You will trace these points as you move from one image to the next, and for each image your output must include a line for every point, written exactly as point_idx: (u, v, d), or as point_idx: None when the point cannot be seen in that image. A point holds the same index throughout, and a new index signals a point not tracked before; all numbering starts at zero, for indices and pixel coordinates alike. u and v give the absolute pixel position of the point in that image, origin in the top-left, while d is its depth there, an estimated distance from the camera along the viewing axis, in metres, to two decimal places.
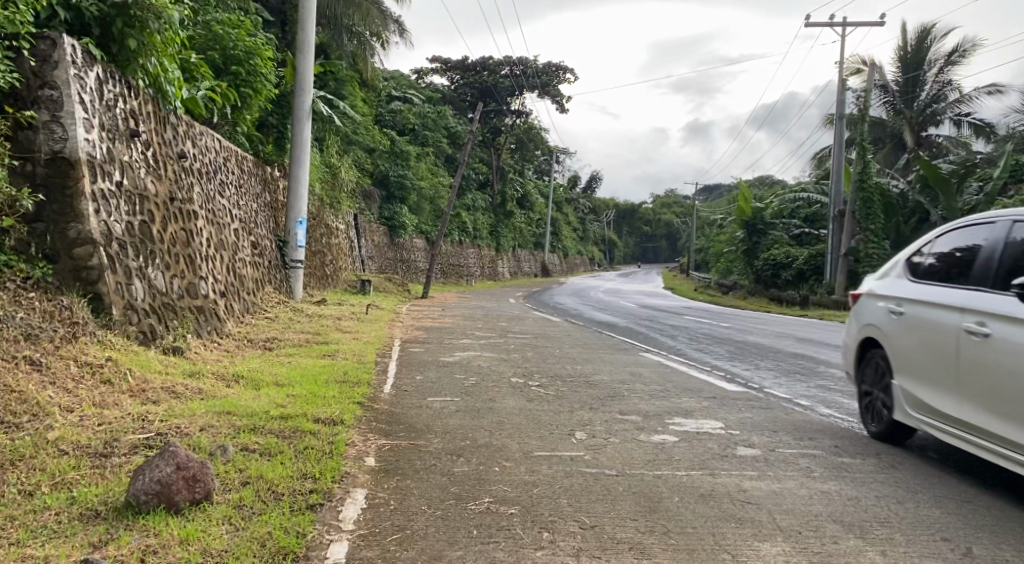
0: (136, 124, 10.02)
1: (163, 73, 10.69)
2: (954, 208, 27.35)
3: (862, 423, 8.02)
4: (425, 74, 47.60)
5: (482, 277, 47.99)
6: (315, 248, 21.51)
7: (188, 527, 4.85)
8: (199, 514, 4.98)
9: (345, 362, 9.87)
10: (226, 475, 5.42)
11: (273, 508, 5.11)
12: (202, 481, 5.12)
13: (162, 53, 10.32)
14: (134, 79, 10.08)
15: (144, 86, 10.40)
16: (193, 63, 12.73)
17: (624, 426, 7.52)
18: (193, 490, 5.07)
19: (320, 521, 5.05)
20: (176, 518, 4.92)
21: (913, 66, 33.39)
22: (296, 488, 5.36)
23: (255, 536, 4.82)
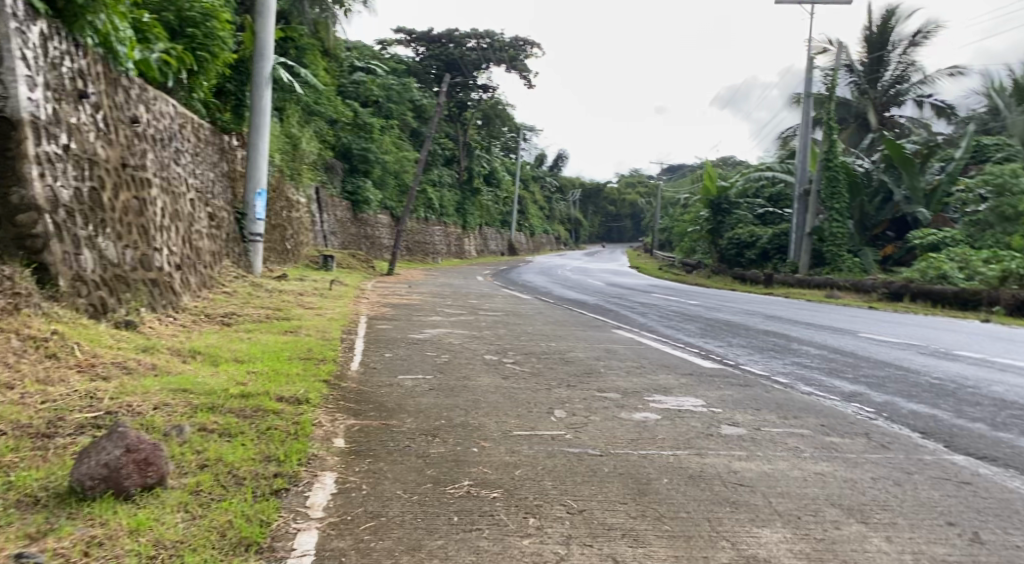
0: (85, 86, 9.47)
1: (113, 32, 10.11)
2: (917, 188, 27.49)
3: (846, 401, 7.87)
4: (389, 46, 46.88)
5: (447, 254, 47.48)
6: (276, 222, 20.91)
7: (139, 514, 4.48)
8: (151, 500, 4.60)
9: (309, 339, 9.47)
10: (182, 458, 5.04)
11: (233, 494, 4.74)
12: (155, 464, 4.74)
13: (113, 10, 9.73)
14: (83, 37, 9.51)
15: (93, 45, 9.83)
16: (145, 24, 12.18)
17: (604, 404, 7.23)
18: (145, 474, 4.69)
19: (285, 507, 4.70)
20: (126, 506, 4.54)
21: (877, 46, 33.40)
22: (259, 472, 4.98)
23: (214, 525, 4.47)
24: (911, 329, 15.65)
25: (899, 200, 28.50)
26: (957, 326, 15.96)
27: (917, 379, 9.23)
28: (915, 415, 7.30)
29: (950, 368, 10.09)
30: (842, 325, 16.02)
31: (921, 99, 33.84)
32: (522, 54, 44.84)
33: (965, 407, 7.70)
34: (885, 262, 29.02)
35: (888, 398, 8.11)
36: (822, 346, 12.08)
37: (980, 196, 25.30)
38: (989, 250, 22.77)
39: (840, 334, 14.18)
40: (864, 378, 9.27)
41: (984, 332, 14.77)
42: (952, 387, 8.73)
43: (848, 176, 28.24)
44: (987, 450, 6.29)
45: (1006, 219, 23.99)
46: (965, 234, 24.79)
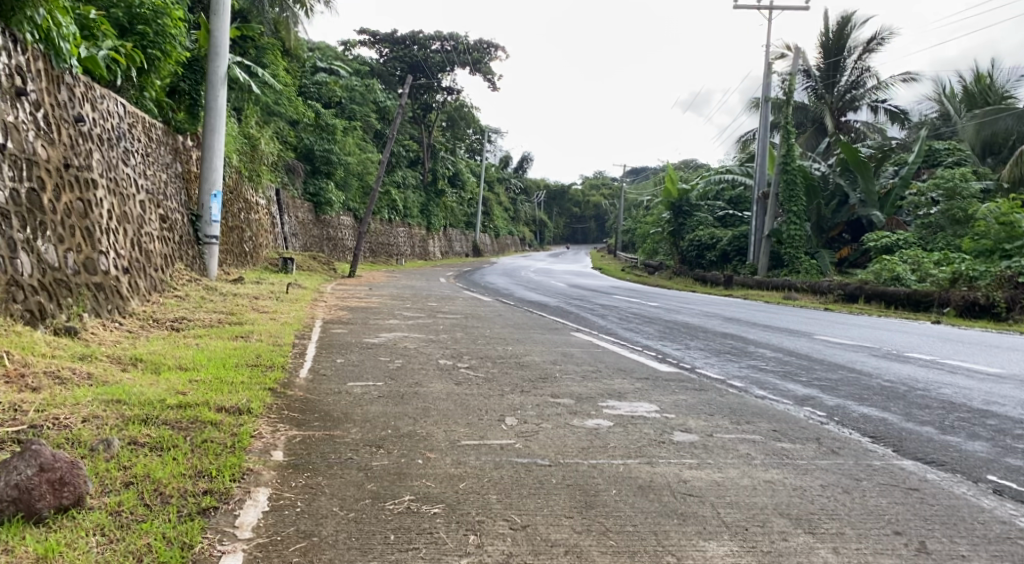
0: (24, 83, 9.19)
1: (55, 28, 9.81)
2: (872, 191, 27.75)
3: (798, 405, 7.84)
4: (352, 47, 46.49)
5: (411, 256, 47.15)
6: (232, 224, 20.55)
7: (51, 539, 4.44)
8: (67, 524, 4.56)
9: (259, 346, 9.28)
10: (105, 474, 4.97)
11: (155, 514, 4.70)
12: (71, 485, 4.69)
13: (54, 5, 9.43)
14: (21, 33, 9.22)
15: (33, 41, 9.53)
16: (92, 20, 11.89)
17: (557, 410, 7.11)
18: (60, 495, 4.65)
19: (210, 528, 4.65)
20: (38, 529, 4.50)
21: (834, 51, 33.77)
22: (186, 489, 4.92)
23: (130, 551, 4.43)
24: (866, 330, 15.77)
25: (855, 204, 28.85)
26: (909, 328, 16.13)
27: (869, 382, 9.24)
28: (866, 419, 7.28)
29: (903, 370, 10.13)
30: (798, 328, 16.10)
31: (876, 104, 34.33)
32: (487, 56, 44.73)
33: (915, 410, 7.70)
34: (840, 264, 29.49)
35: (840, 401, 8.10)
36: (778, 349, 12.08)
37: (932, 199, 25.75)
38: (942, 252, 23.13)
39: (797, 336, 14.23)
40: (817, 382, 9.25)
41: (937, 334, 14.91)
42: (903, 390, 8.74)
43: (805, 178, 28.45)
44: (935, 455, 6.26)
45: (958, 222, 24.47)
46: (919, 236, 25.21)
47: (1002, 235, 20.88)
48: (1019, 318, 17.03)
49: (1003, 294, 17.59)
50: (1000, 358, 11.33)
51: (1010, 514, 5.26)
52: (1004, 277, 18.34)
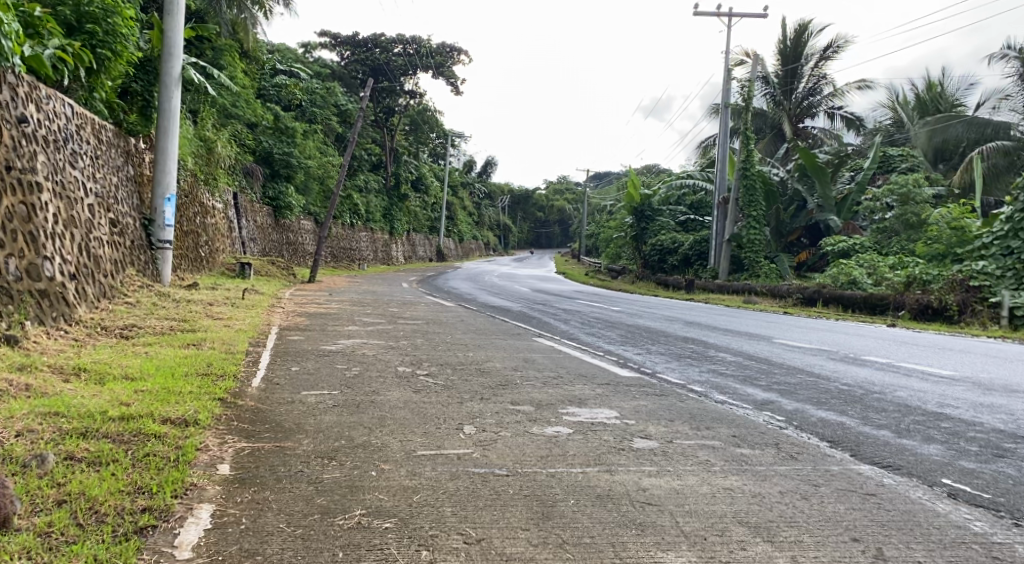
0: None
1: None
2: (829, 196, 28.03)
3: (758, 410, 7.79)
4: (313, 50, 46.08)
5: (373, 261, 46.77)
6: (187, 229, 20.19)
7: None
8: None
9: (211, 354, 9.12)
10: (37, 493, 4.79)
11: (87, 535, 4.54)
12: None
13: None
14: None
15: None
16: (36, 19, 11.60)
17: (516, 418, 6.98)
18: None
19: (147, 548, 4.52)
20: None
21: (791, 59, 34.19)
22: (124, 507, 4.76)
23: None
24: (824, 334, 15.84)
25: (812, 208, 29.07)
26: (866, 331, 16.23)
27: (826, 385, 9.23)
28: (825, 423, 7.24)
29: (859, 374, 10.14)
30: (758, 331, 16.14)
31: (832, 111, 34.72)
32: (450, 60, 44.57)
33: (872, 414, 7.68)
34: (798, 268, 29.73)
35: (799, 405, 8.07)
36: (738, 353, 12.06)
37: (887, 204, 26.12)
38: (898, 257, 23.46)
39: (757, 340, 14.24)
40: (776, 385, 9.22)
41: (893, 337, 15.00)
42: (860, 393, 8.73)
43: (764, 183, 28.61)
44: (892, 459, 6.23)
45: (912, 226, 24.83)
46: (874, 241, 25.53)
47: (953, 239, 21.26)
48: (972, 321, 17.22)
49: (955, 297, 17.66)
50: (954, 361, 11.40)
51: (966, 519, 5.23)
52: (955, 280, 18.42)
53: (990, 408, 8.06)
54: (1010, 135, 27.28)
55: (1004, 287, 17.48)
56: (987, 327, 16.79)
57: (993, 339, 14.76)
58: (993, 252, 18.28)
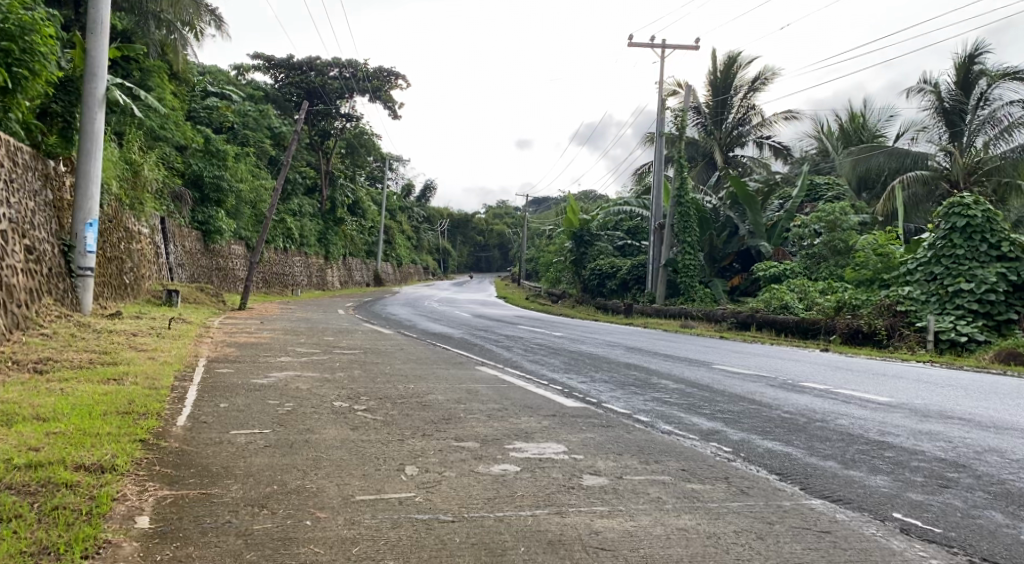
0: None
1: None
2: (759, 223, 28.47)
3: (704, 440, 7.63)
4: (245, 72, 45.33)
5: (308, 286, 45.93)
6: (111, 254, 19.42)
7: None
8: None
9: (132, 390, 8.70)
10: None
11: None
12: None
13: None
14: None
15: None
16: None
17: (460, 456, 6.68)
18: None
19: None
20: None
21: (721, 90, 34.71)
22: None
23: None
24: (761, 359, 15.88)
25: (744, 235, 29.50)
26: (801, 356, 16.34)
27: (769, 413, 9.13)
28: (772, 454, 7.10)
29: (801, 401, 10.07)
30: (697, 357, 16.09)
31: (761, 141, 35.38)
32: (386, 85, 44.23)
33: (818, 443, 7.57)
34: (732, 292, 29.98)
35: (745, 435, 7.92)
36: (680, 380, 11.91)
37: (816, 231, 26.58)
38: (827, 282, 23.86)
39: (697, 366, 14.17)
40: (721, 414, 9.09)
41: (828, 363, 15.11)
42: (803, 422, 8.64)
43: (698, 211, 28.91)
44: (842, 492, 6.09)
45: (840, 253, 25.23)
46: (804, 266, 25.88)
47: (880, 265, 21.69)
48: (902, 345, 17.46)
49: (883, 321, 17.99)
50: (891, 387, 11.43)
51: (920, 556, 5.13)
52: (883, 304, 18.63)
53: (931, 436, 8.01)
54: (926, 164, 28.01)
55: (929, 311, 17.62)
56: (914, 350, 16.95)
57: (924, 363, 14.92)
58: (918, 278, 18.39)
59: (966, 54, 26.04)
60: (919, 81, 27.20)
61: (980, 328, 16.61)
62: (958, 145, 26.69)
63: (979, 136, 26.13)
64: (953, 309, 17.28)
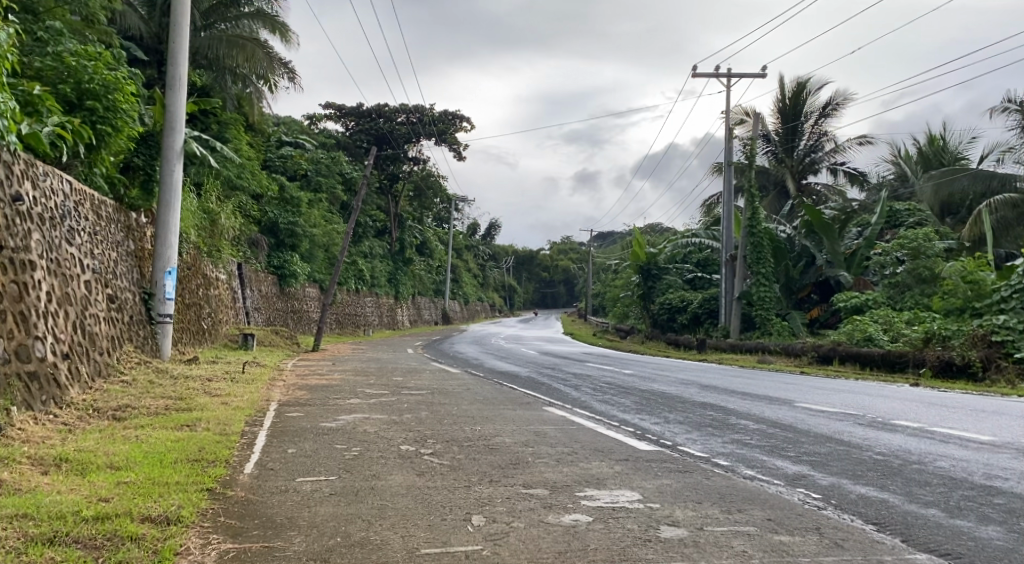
0: None
1: None
2: (837, 252, 27.74)
3: (791, 486, 7.22)
4: (317, 121, 46.37)
5: (380, 326, 46.33)
6: (190, 301, 19.81)
7: None
8: None
9: (203, 436, 8.73)
10: None
11: None
12: None
13: None
14: None
15: None
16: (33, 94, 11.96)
17: (530, 504, 6.42)
18: None
19: None
20: None
21: (791, 117, 33.99)
22: None
23: None
24: (844, 396, 15.22)
25: (822, 265, 28.75)
26: (886, 392, 15.63)
27: (859, 455, 8.64)
28: (867, 501, 6.66)
29: (891, 441, 9.53)
30: (775, 394, 15.51)
31: (835, 167, 34.54)
32: (452, 128, 44.67)
33: (916, 489, 7.09)
34: (811, 324, 29.41)
35: (835, 480, 7.47)
36: (759, 420, 11.43)
37: (898, 259, 25.73)
38: (914, 312, 23.09)
39: (776, 404, 13.63)
40: (807, 457, 8.64)
41: (916, 398, 14.40)
42: (897, 464, 8.13)
43: (771, 241, 28.24)
44: (948, 545, 5.64)
45: (924, 280, 24.32)
46: (887, 295, 25.01)
47: (970, 293, 20.84)
48: (999, 378, 16.63)
49: (979, 353, 17.19)
50: (988, 424, 10.77)
51: None
52: (977, 333, 17.96)
53: None
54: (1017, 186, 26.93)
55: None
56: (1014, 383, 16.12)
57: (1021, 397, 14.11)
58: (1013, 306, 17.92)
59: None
60: (1004, 100, 26.31)
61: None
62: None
63: None
64: None
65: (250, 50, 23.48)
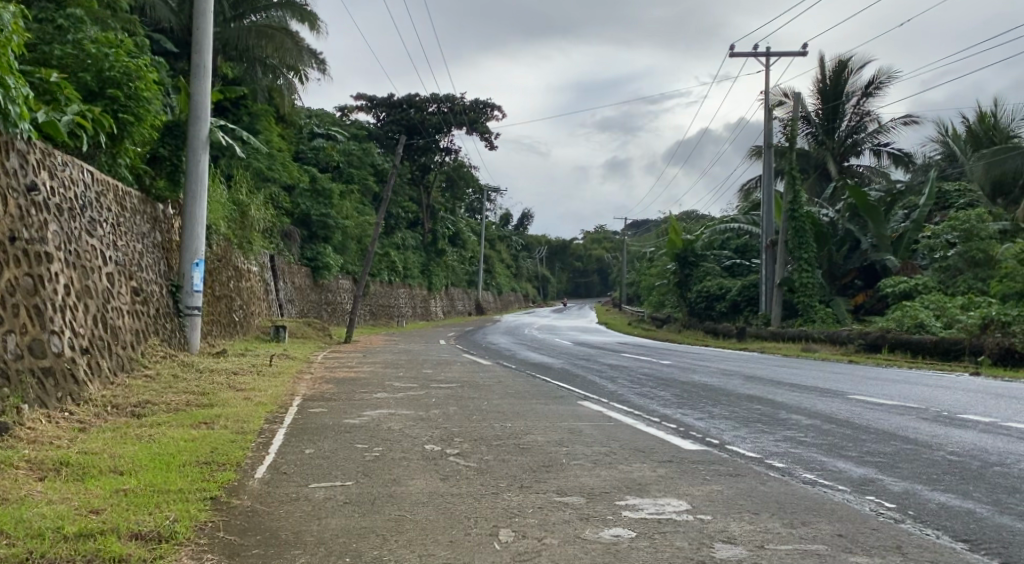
0: None
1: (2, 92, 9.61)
2: (884, 235, 26.69)
3: (858, 494, 6.61)
4: (348, 112, 45.92)
5: (414, 317, 45.88)
6: (219, 293, 19.34)
7: None
8: None
9: (219, 436, 8.12)
10: None
11: None
12: None
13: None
14: None
15: None
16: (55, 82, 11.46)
17: (565, 516, 5.72)
18: None
19: None
20: None
21: (832, 97, 32.78)
22: None
23: None
24: (898, 386, 14.37)
25: (867, 248, 27.61)
26: (943, 382, 14.76)
27: (930, 456, 7.90)
28: (949, 512, 6.18)
29: (963, 439, 8.77)
30: (825, 386, 14.67)
31: (878, 148, 33.34)
32: (484, 116, 43.80)
33: (1003, 497, 6.54)
34: (856, 311, 28.29)
35: (908, 486, 6.88)
36: (812, 415, 10.64)
37: (948, 242, 24.73)
38: (967, 296, 22.19)
39: (828, 396, 12.81)
40: (870, 457, 7.93)
41: (980, 389, 13.55)
42: (977, 468, 7.46)
43: (813, 224, 27.23)
44: None
45: (977, 264, 23.35)
46: (937, 280, 23.98)
47: None
48: None
49: None
50: None
51: None
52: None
53: None
54: None
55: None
56: None
57: None
58: None
59: None
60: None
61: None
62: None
63: None
64: None
65: (279, 39, 22.89)
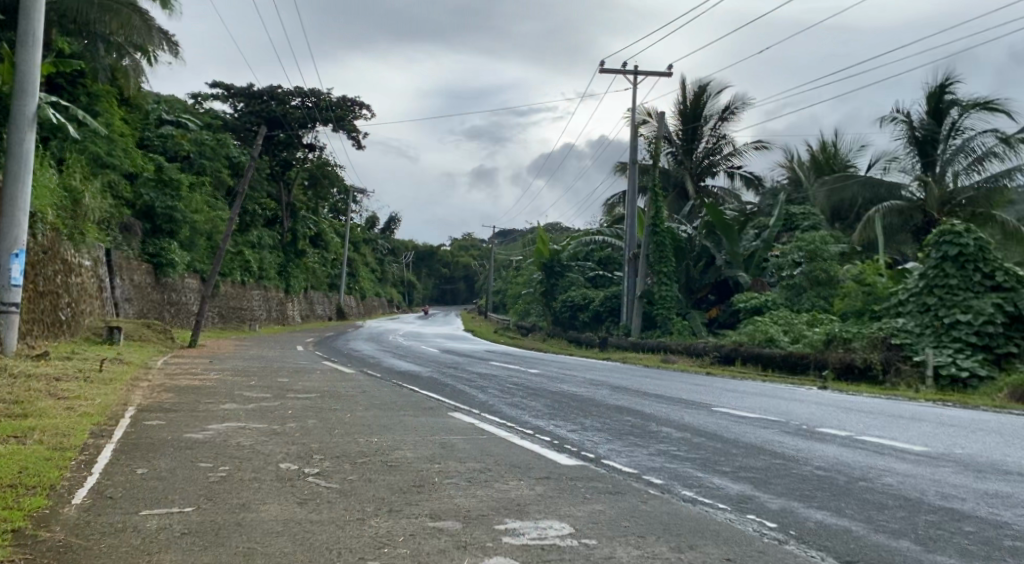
0: None
1: None
2: (736, 253, 27.46)
3: (740, 513, 6.36)
4: (205, 101, 43.74)
5: (269, 320, 44.16)
6: (47, 290, 17.69)
7: None
8: None
9: (28, 453, 7.09)
10: None
11: None
12: None
13: None
14: None
15: None
16: None
17: (438, 544, 5.17)
18: None
19: None
20: None
21: (690, 120, 33.63)
22: None
23: None
24: (754, 399, 14.57)
25: (720, 265, 28.32)
26: (794, 395, 15.10)
27: (800, 471, 7.81)
28: (828, 531, 6.00)
29: (826, 453, 8.76)
30: (686, 397, 14.70)
31: (731, 171, 34.45)
32: (350, 115, 42.68)
33: (876, 514, 6.44)
34: (709, 324, 28.98)
35: (785, 503, 6.69)
36: (679, 428, 10.49)
37: (793, 261, 25.64)
38: (810, 313, 23.05)
39: (692, 408, 12.77)
40: (743, 472, 7.77)
41: (830, 402, 13.87)
42: (844, 483, 7.39)
43: (672, 240, 27.72)
44: None
45: (819, 283, 24.29)
46: (784, 297, 24.78)
47: (866, 297, 21.03)
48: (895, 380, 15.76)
49: (878, 356, 16.43)
50: (917, 433, 10.07)
51: None
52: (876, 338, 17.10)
53: (1002, 500, 6.84)
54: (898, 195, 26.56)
55: (925, 344, 16.21)
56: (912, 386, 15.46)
57: (925, 402, 13.43)
58: (909, 309, 17.19)
59: (937, 86, 25.06)
60: (891, 111, 26.65)
61: (980, 362, 15.35)
62: (931, 175, 25.42)
63: (952, 166, 24.84)
64: (949, 342, 15.95)
65: (126, 17, 21.08)
